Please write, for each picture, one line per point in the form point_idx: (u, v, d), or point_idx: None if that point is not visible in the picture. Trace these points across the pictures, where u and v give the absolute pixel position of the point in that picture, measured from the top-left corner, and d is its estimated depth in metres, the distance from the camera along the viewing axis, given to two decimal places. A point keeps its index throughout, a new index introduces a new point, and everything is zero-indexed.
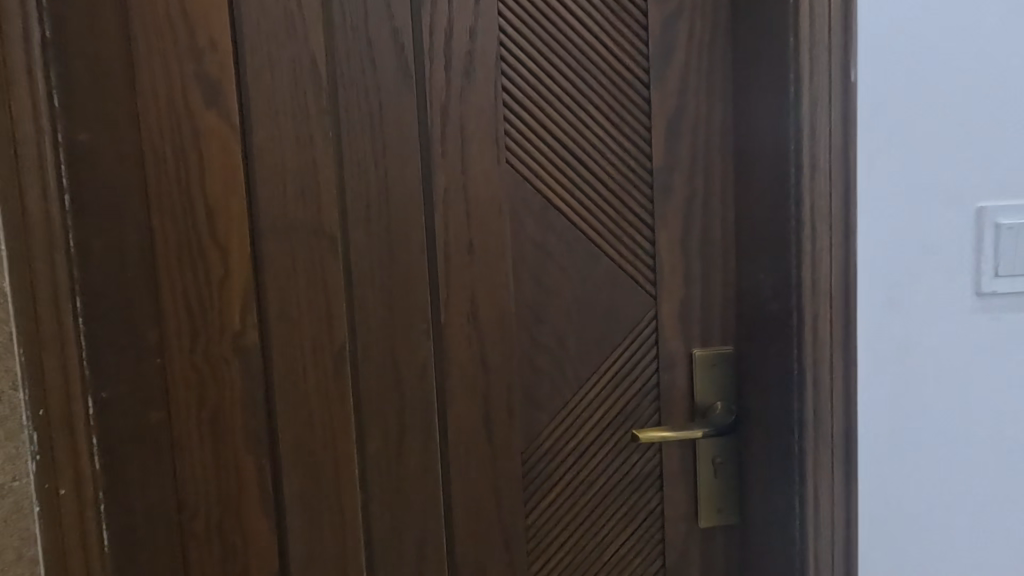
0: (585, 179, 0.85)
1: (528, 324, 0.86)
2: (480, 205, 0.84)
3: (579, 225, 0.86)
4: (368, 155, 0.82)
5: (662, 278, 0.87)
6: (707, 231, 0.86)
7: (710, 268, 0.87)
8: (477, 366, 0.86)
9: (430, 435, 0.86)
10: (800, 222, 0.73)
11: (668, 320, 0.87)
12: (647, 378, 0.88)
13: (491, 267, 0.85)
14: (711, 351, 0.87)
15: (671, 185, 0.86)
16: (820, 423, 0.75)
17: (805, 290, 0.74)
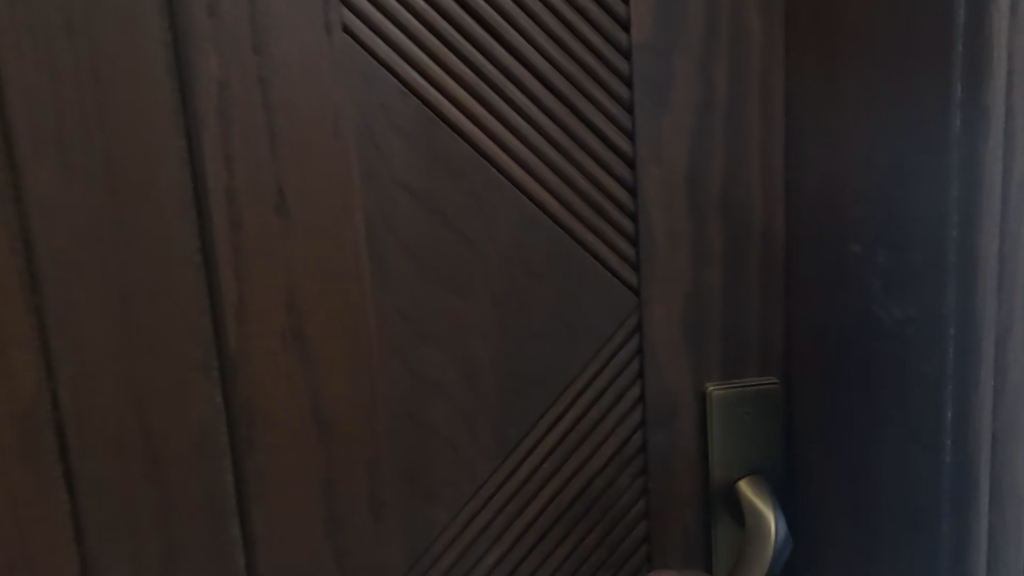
0: (504, 74, 0.45)
1: (403, 348, 0.46)
2: (298, 120, 0.43)
3: (497, 159, 0.46)
4: (51, 15, 0.40)
5: (651, 261, 0.47)
6: (736, 169, 0.46)
7: (740, 240, 0.47)
8: (309, 428, 0.46)
9: (225, 559, 0.46)
10: (975, 132, 0.33)
11: (664, 335, 0.48)
12: (624, 441, 0.49)
13: (327, 242, 0.44)
14: (743, 390, 0.48)
15: (670, 84, 0.45)
16: (1011, 561, 0.36)
17: (977, 278, 0.34)
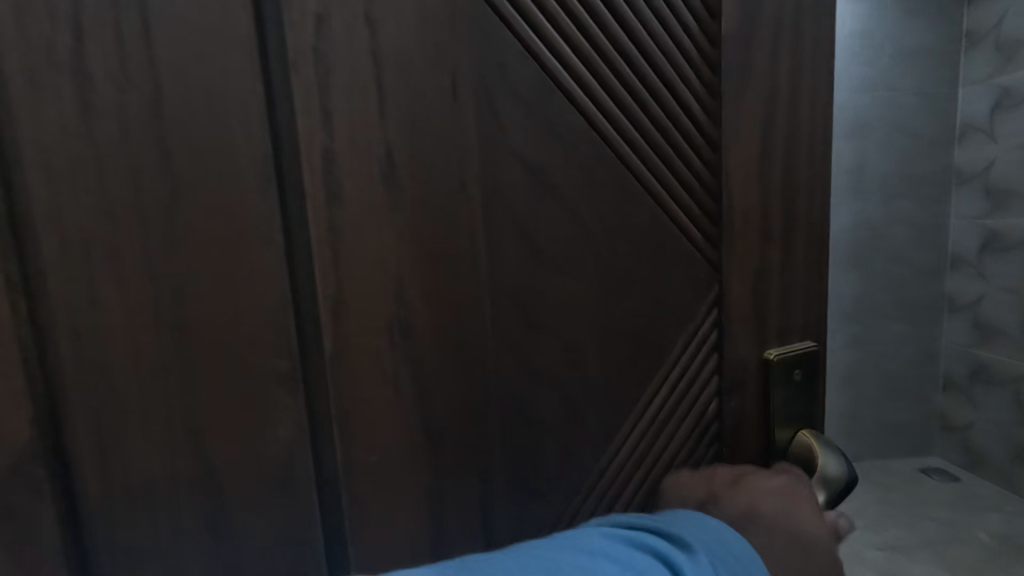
0: (617, 51, 0.46)
1: (516, 326, 0.46)
2: (410, 90, 0.40)
3: (609, 135, 0.47)
4: None
5: (727, 237, 0.51)
6: (794, 163, 0.51)
7: (790, 225, 0.52)
8: (422, 409, 0.44)
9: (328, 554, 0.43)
10: None
11: (739, 309, 0.53)
12: (705, 401, 0.54)
13: (437, 215, 0.42)
14: (794, 354, 0.55)
15: (749, 79, 0.49)
16: None
17: None
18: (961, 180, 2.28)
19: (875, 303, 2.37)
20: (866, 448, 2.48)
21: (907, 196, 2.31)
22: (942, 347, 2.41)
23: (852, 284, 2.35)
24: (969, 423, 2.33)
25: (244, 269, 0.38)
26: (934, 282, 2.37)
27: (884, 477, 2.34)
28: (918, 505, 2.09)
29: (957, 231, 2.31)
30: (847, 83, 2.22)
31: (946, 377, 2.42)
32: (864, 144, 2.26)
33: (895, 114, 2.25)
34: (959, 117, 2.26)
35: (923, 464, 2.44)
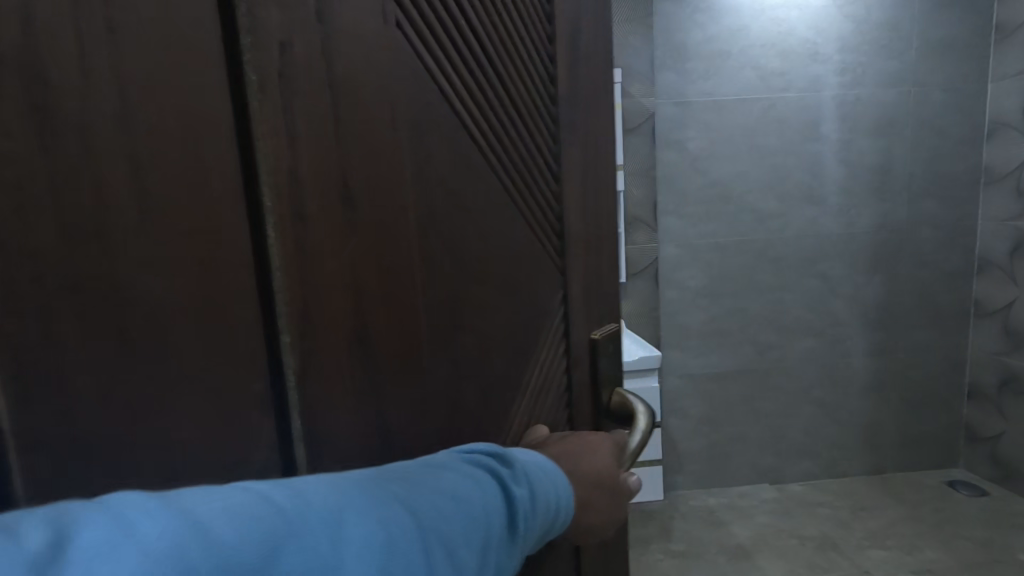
0: (491, 104, 0.56)
1: (441, 324, 0.53)
2: (364, 120, 0.46)
3: (494, 171, 0.57)
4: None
5: (568, 247, 0.65)
6: (602, 187, 0.68)
7: (600, 235, 0.68)
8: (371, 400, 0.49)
9: None
10: None
11: (578, 303, 0.67)
12: (558, 376, 0.67)
13: (389, 237, 0.48)
14: (608, 336, 0.71)
15: (579, 127, 0.65)
16: None
17: None
18: (990, 179, 2.21)
19: (899, 309, 2.31)
20: (890, 460, 2.41)
21: (932, 196, 2.24)
22: (966, 354, 2.36)
23: (876, 289, 2.28)
24: (998, 434, 2.26)
25: (207, 266, 0.40)
26: (960, 287, 2.31)
27: (911, 490, 2.28)
28: (950, 522, 2.03)
29: (984, 233, 2.25)
30: (874, 79, 2.15)
31: (971, 387, 2.36)
32: (890, 143, 2.19)
33: (922, 109, 2.18)
34: (987, 113, 2.19)
35: (948, 476, 2.38)
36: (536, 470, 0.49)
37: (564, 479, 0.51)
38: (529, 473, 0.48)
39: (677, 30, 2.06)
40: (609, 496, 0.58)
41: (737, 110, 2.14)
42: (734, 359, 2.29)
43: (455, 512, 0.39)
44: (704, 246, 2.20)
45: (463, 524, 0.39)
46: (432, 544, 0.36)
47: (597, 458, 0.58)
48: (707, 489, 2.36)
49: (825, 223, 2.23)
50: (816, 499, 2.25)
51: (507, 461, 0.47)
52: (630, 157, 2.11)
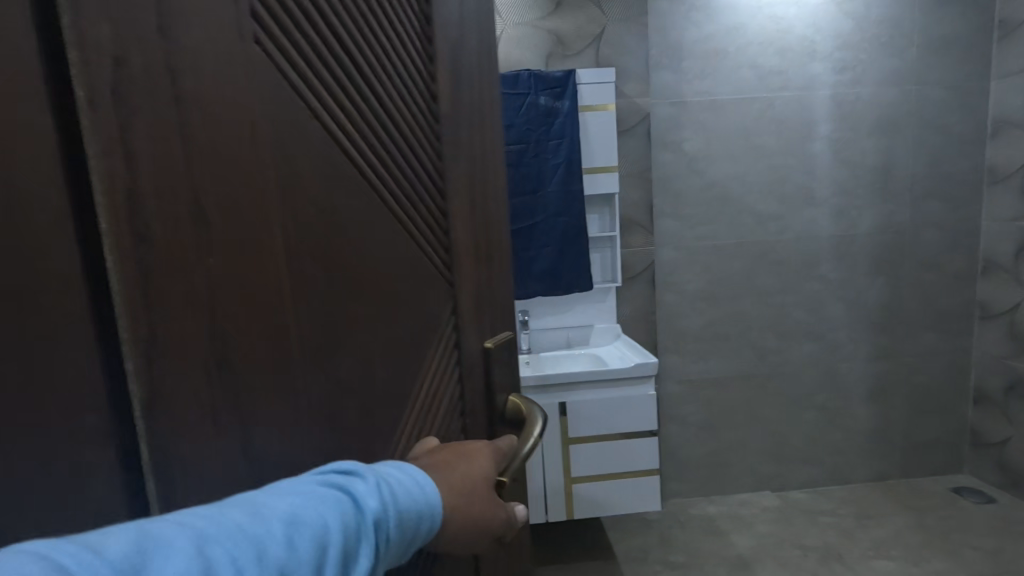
0: (373, 111, 0.51)
1: (320, 358, 0.44)
2: (218, 121, 0.36)
3: (375, 184, 0.51)
4: None
5: (455, 260, 0.63)
6: (487, 198, 0.67)
7: (492, 246, 0.68)
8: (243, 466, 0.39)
9: None
10: None
11: (471, 315, 0.65)
12: (452, 390, 0.64)
13: (254, 264, 0.39)
14: (502, 343, 0.70)
15: (464, 142, 0.63)
16: None
17: None
18: (995, 179, 2.16)
19: (902, 312, 2.26)
20: (894, 466, 2.36)
21: (935, 196, 2.20)
22: (971, 358, 2.30)
23: (879, 292, 2.24)
24: (1004, 440, 2.22)
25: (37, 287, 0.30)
26: (964, 289, 2.26)
27: (916, 497, 2.22)
28: (956, 531, 1.98)
29: (988, 234, 2.20)
30: (875, 77, 2.11)
31: (977, 391, 2.31)
32: (891, 143, 2.15)
33: (924, 109, 2.14)
34: (991, 112, 2.15)
35: (954, 483, 2.32)
36: (397, 481, 0.43)
37: (436, 492, 0.45)
38: (393, 486, 0.42)
39: (673, 29, 2.02)
40: (490, 506, 0.51)
41: (734, 109, 2.09)
42: (733, 364, 2.24)
43: (299, 539, 0.34)
44: (702, 248, 2.15)
45: (284, 543, 0.33)
46: (258, 573, 0.32)
47: (473, 464, 0.52)
48: (707, 497, 2.31)
49: (825, 224, 2.18)
50: (819, 507, 2.20)
51: (361, 472, 0.41)
52: (626, 158, 2.06)
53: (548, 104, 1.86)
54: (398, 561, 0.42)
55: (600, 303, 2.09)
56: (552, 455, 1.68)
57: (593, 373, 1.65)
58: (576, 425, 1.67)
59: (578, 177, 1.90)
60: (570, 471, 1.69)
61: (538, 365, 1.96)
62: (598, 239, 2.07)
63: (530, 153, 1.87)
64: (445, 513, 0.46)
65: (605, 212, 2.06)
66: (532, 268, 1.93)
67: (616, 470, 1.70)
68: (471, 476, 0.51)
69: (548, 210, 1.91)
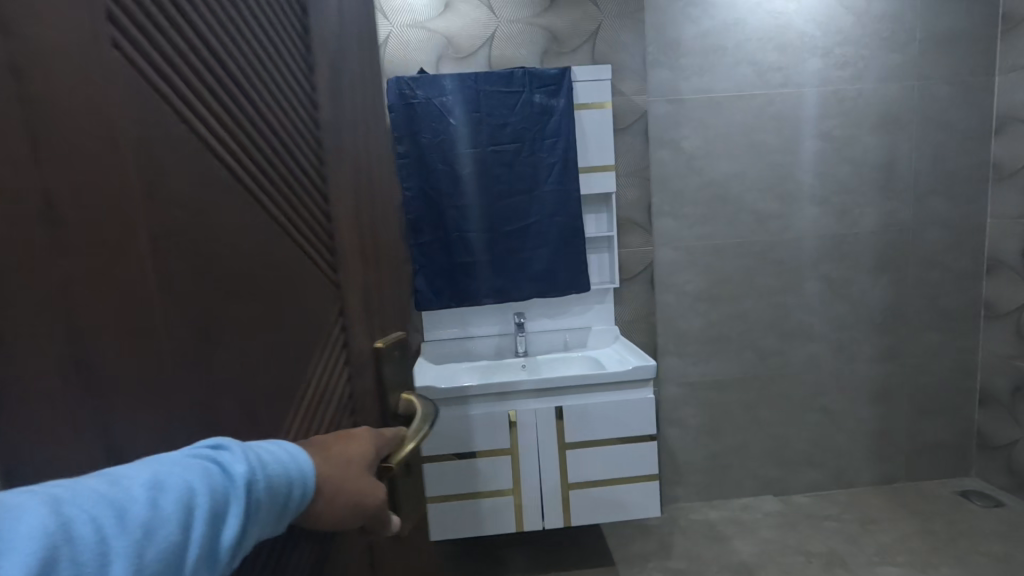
0: (248, 112, 0.50)
1: (191, 363, 0.42)
2: (69, 117, 0.34)
3: (251, 186, 0.50)
4: None
5: (342, 262, 0.63)
6: (373, 202, 0.68)
7: (379, 249, 0.71)
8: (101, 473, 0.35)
9: None
10: None
11: (360, 315, 0.66)
12: (344, 391, 0.64)
13: (115, 265, 0.36)
14: (393, 342, 0.72)
15: (348, 147, 0.65)
16: None
17: None
18: (1000, 176, 2.12)
19: (906, 311, 2.22)
20: (899, 469, 2.31)
21: (939, 194, 2.16)
22: (978, 359, 2.26)
23: (882, 291, 2.20)
24: (1011, 442, 2.17)
25: None
26: (969, 289, 2.21)
27: (921, 501, 2.17)
28: (963, 536, 1.94)
29: (994, 232, 2.16)
30: (877, 73, 2.07)
31: (982, 392, 2.26)
32: (893, 139, 2.12)
33: (927, 105, 2.10)
34: (995, 109, 2.11)
35: (961, 486, 2.27)
36: (273, 451, 0.41)
37: (310, 464, 0.44)
38: (265, 454, 0.40)
39: (670, 25, 1.98)
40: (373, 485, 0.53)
41: (733, 106, 2.06)
42: (734, 366, 2.20)
43: (161, 501, 0.33)
44: (701, 248, 2.12)
45: (145, 504, 0.32)
46: (111, 530, 0.30)
47: (351, 445, 0.53)
48: (707, 501, 2.26)
49: (825, 223, 2.14)
50: (823, 511, 2.15)
51: (230, 445, 0.39)
52: (622, 157, 2.02)
53: (543, 103, 1.83)
54: (272, 531, 0.41)
55: (598, 304, 2.05)
56: (548, 461, 1.64)
57: (590, 376, 1.61)
58: (573, 430, 1.63)
59: (574, 177, 1.87)
60: (567, 476, 1.65)
61: (535, 368, 1.92)
62: (595, 240, 2.03)
63: (525, 152, 1.84)
64: (330, 487, 0.47)
65: (603, 213, 2.02)
66: (528, 269, 1.89)
67: (614, 475, 1.66)
68: (350, 455, 0.52)
69: (544, 210, 1.87)
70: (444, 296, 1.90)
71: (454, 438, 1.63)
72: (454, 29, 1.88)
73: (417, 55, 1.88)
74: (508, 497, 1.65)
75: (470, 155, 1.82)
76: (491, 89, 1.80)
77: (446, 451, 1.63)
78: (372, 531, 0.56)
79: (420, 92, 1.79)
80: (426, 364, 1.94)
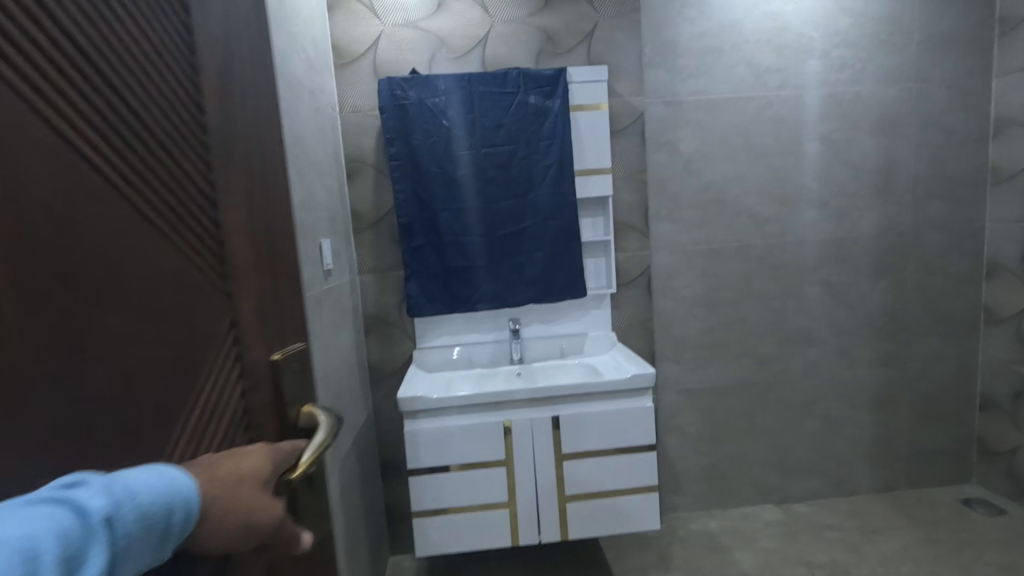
0: (128, 122, 0.49)
1: (69, 380, 0.40)
2: None
3: (133, 197, 0.49)
4: None
5: (232, 276, 0.63)
6: (262, 217, 0.69)
7: (274, 264, 0.72)
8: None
9: None
10: None
11: (253, 330, 0.67)
12: (238, 406, 0.63)
13: None
14: (291, 355, 0.74)
15: (238, 163, 0.65)
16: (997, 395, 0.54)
17: None
18: (999, 179, 2.10)
19: (905, 316, 2.19)
20: (900, 476, 2.27)
21: (937, 198, 2.13)
22: (977, 364, 2.23)
23: (882, 296, 2.17)
24: (1013, 447, 2.14)
25: None
26: (969, 292, 2.19)
27: (923, 509, 2.14)
28: (967, 545, 1.90)
29: (992, 235, 2.14)
30: (874, 75, 2.05)
31: (982, 397, 2.24)
32: (892, 142, 2.09)
33: (925, 107, 2.08)
34: (992, 112, 2.09)
35: (963, 493, 2.24)
36: (143, 480, 0.40)
37: (192, 489, 0.43)
38: (134, 484, 0.39)
39: (666, 25, 1.95)
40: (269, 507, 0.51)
41: (731, 108, 2.02)
42: (733, 372, 2.16)
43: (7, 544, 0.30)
44: (699, 252, 2.08)
45: None
46: None
47: (244, 461, 0.52)
48: (707, 511, 2.21)
49: (825, 227, 2.11)
50: (825, 521, 2.11)
51: (86, 482, 0.37)
52: (618, 159, 1.99)
53: (538, 104, 1.79)
54: (149, 561, 0.39)
55: (595, 310, 2.01)
56: (545, 472, 1.59)
57: (587, 385, 1.57)
58: (570, 440, 1.58)
59: (570, 179, 1.83)
60: (565, 488, 1.60)
61: (530, 376, 1.87)
62: (591, 244, 1.99)
63: (520, 154, 1.79)
64: (211, 504, 0.45)
65: (599, 217, 1.98)
66: (523, 274, 1.85)
67: (612, 487, 1.61)
68: (240, 469, 0.51)
69: (540, 213, 1.82)
70: (436, 302, 1.85)
71: (447, 449, 1.56)
72: (447, 28, 1.83)
73: (409, 55, 1.83)
74: (504, 511, 1.59)
75: (463, 157, 1.77)
76: (485, 90, 1.75)
77: (439, 463, 1.56)
78: (279, 547, 0.57)
79: (412, 93, 1.74)
80: (418, 372, 1.88)
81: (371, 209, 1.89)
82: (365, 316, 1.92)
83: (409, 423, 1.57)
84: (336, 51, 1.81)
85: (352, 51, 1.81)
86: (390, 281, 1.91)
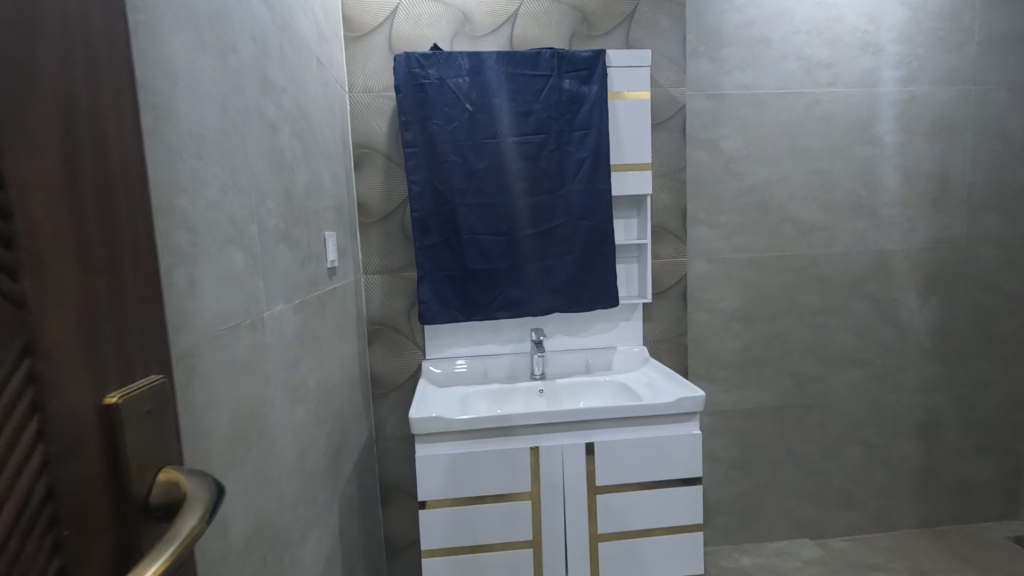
0: None
1: None
2: None
3: None
4: None
5: (22, 247, 0.30)
6: (100, 145, 0.37)
7: (114, 224, 0.38)
8: None
9: None
10: None
11: (61, 347, 0.32)
12: (30, 501, 0.30)
13: None
14: (142, 392, 0.39)
15: (40, 27, 0.32)
16: None
17: None
18: None
19: (956, 337, 2.02)
20: (946, 511, 2.10)
21: (994, 210, 1.97)
22: None
23: (932, 315, 1.99)
24: None
25: None
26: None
27: (973, 548, 1.96)
28: None
29: None
30: (932, 74, 1.88)
31: None
32: (949, 148, 1.93)
33: (985, 111, 1.92)
34: None
35: (1012, 530, 2.07)
36: None
37: None
38: None
39: (712, 11, 1.77)
40: None
41: (778, 105, 1.85)
42: (771, 394, 1.97)
43: None
44: (738, 261, 1.89)
45: None
46: None
47: None
48: (738, 546, 2.02)
49: (875, 238, 1.94)
50: (868, 559, 1.93)
51: None
52: (655, 156, 1.81)
53: (573, 90, 1.60)
54: None
55: (624, 322, 1.82)
56: (575, 507, 1.39)
57: (627, 408, 1.37)
58: (605, 471, 1.38)
59: (606, 175, 1.64)
60: (598, 526, 1.39)
61: (554, 396, 1.67)
62: (624, 248, 1.79)
63: (551, 145, 1.60)
64: None
65: (633, 219, 1.80)
66: (550, 279, 1.65)
67: (651, 525, 1.40)
68: None
69: (570, 213, 1.63)
70: (451, 309, 1.64)
71: (463, 479, 1.35)
72: (471, 3, 1.64)
73: (428, 31, 1.64)
74: (527, 551, 1.39)
75: (488, 146, 1.57)
76: (516, 71, 1.56)
77: (453, 495, 1.35)
78: None
79: (433, 71, 1.55)
80: (428, 386, 1.67)
81: (380, 202, 1.68)
82: (369, 322, 1.71)
83: (420, 448, 1.36)
84: (346, 23, 1.61)
85: (365, 24, 1.62)
86: (399, 283, 1.71)
